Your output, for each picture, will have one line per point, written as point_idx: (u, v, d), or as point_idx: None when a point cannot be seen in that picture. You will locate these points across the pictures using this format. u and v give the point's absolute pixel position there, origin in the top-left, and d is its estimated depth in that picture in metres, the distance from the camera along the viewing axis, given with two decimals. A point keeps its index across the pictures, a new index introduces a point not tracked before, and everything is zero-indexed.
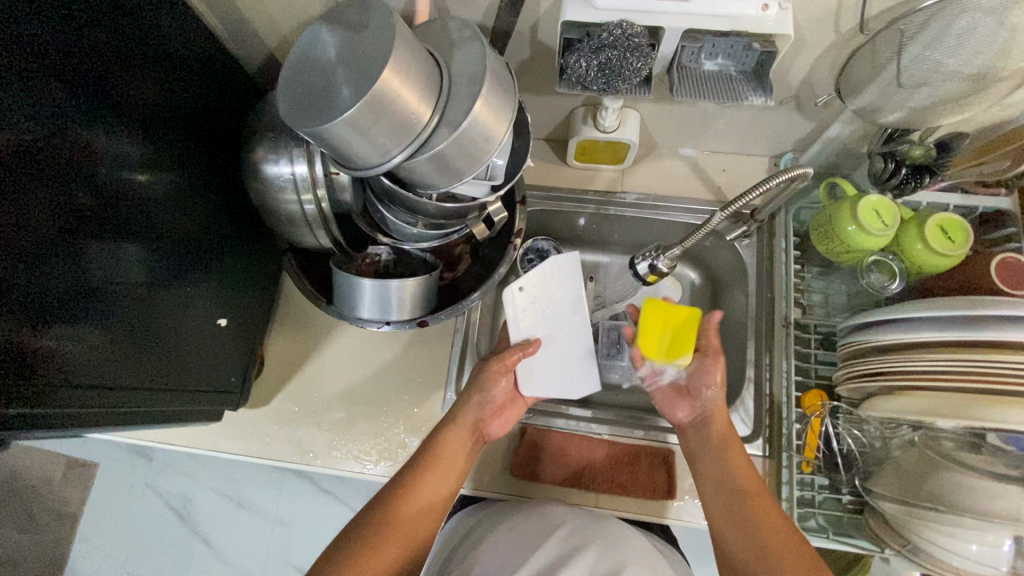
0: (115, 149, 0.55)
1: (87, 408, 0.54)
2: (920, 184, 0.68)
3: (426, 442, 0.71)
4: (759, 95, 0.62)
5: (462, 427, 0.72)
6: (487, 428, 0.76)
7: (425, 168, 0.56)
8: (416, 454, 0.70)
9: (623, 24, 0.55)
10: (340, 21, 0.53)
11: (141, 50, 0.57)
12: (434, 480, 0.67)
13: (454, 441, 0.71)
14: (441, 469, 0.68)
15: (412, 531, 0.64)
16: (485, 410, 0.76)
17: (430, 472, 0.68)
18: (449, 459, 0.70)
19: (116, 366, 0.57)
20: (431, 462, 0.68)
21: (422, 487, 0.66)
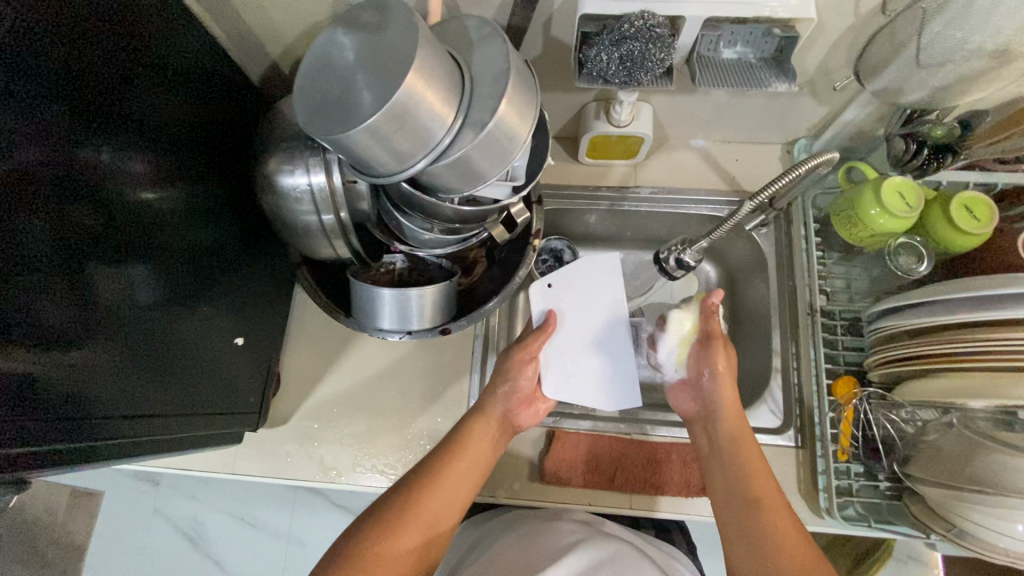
0: (122, 168, 0.53)
1: (100, 439, 0.51)
2: (942, 163, 0.68)
3: (452, 434, 0.69)
4: (781, 81, 0.61)
5: (490, 419, 0.71)
6: (516, 420, 0.75)
7: (449, 172, 0.54)
8: (440, 444, 0.68)
9: (644, 14, 0.54)
10: (356, 25, 0.51)
11: (142, 66, 0.55)
12: (459, 470, 0.65)
13: (480, 433, 0.69)
14: (466, 459, 0.66)
15: (436, 520, 0.61)
16: (511, 402, 0.75)
17: (455, 461, 0.65)
18: (474, 449, 0.67)
19: (130, 392, 0.54)
20: (456, 452, 0.66)
21: (448, 476, 0.64)
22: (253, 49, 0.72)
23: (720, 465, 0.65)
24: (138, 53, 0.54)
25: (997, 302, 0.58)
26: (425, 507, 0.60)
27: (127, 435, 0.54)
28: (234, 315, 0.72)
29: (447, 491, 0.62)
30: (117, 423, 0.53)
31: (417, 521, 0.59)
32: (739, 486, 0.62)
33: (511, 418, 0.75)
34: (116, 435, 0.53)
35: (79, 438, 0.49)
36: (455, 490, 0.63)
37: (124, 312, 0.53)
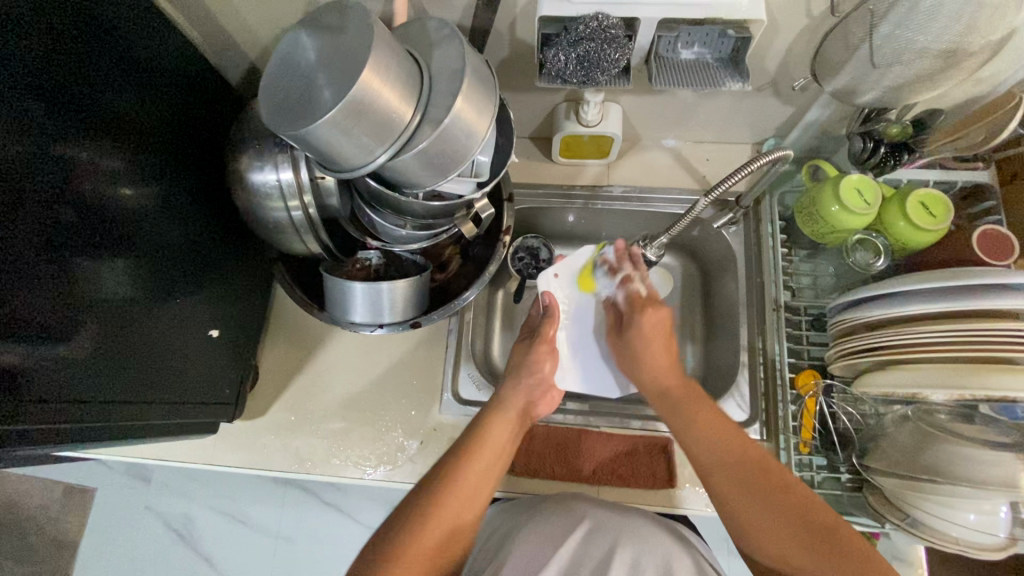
0: (98, 163, 0.55)
1: (74, 425, 0.53)
2: (898, 162, 0.70)
3: (475, 427, 0.68)
4: (737, 81, 0.63)
5: (509, 412, 0.71)
6: (534, 411, 0.76)
7: (410, 167, 0.56)
8: (462, 437, 0.67)
9: (599, 15, 0.56)
10: (317, 26, 0.53)
11: (120, 65, 0.57)
12: (483, 464, 0.64)
13: (501, 428, 0.68)
14: (489, 454, 0.65)
15: (462, 514, 0.59)
16: (531, 396, 0.75)
17: (478, 455, 0.64)
18: (495, 442, 0.67)
19: (104, 380, 0.56)
20: (478, 446, 0.65)
21: (472, 470, 0.63)
22: (230, 50, 0.74)
23: (689, 437, 0.63)
24: (115, 52, 0.56)
25: (945, 294, 0.59)
26: (450, 502, 0.59)
27: (101, 422, 0.56)
28: (210, 307, 0.73)
29: (472, 485, 0.61)
30: (91, 410, 0.55)
31: (443, 518, 0.58)
32: (711, 456, 0.59)
33: (530, 411, 0.75)
34: (89, 422, 0.55)
35: (51, 424, 0.51)
36: (479, 483, 0.62)
37: (102, 304, 0.55)
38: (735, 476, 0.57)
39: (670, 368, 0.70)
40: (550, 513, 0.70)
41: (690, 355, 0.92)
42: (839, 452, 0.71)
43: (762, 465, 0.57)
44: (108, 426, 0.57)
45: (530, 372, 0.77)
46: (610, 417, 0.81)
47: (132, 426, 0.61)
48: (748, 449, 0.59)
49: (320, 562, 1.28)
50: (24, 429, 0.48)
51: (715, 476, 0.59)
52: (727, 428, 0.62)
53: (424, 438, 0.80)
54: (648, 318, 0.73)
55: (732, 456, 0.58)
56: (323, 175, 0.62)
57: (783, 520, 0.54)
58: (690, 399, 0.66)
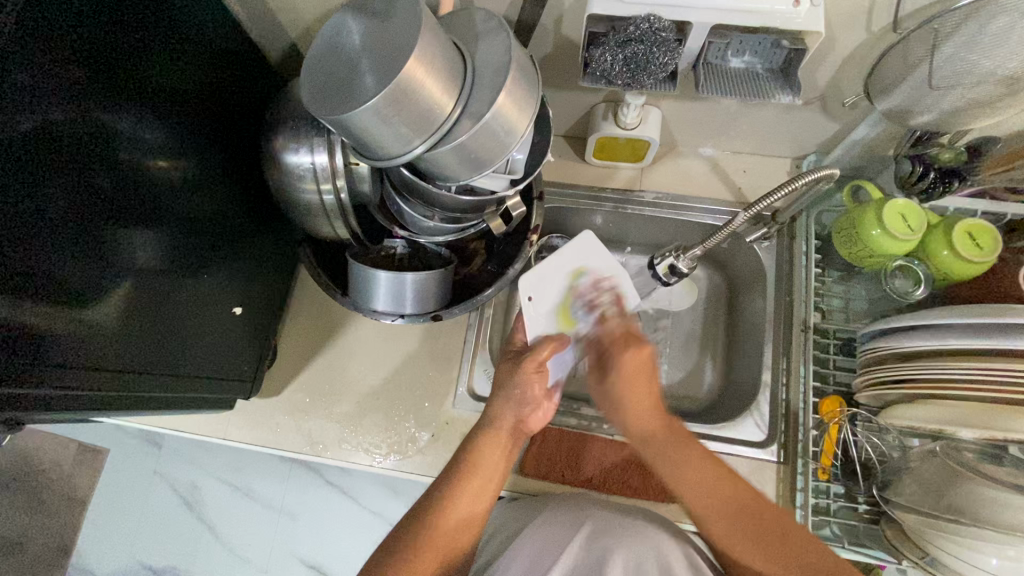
0: (135, 133, 0.55)
1: (95, 392, 0.54)
2: (949, 188, 0.67)
3: (460, 454, 0.67)
4: (785, 95, 0.61)
5: (500, 434, 0.69)
6: (529, 424, 0.73)
7: (446, 159, 0.56)
8: (445, 471, 0.66)
9: (651, 17, 0.55)
10: (364, 9, 0.52)
11: (162, 34, 0.56)
12: (473, 491, 0.64)
13: (490, 448, 0.68)
14: (479, 477, 0.65)
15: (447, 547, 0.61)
16: (522, 409, 0.72)
17: (467, 481, 0.65)
18: (487, 466, 0.66)
19: (125, 352, 0.56)
20: (466, 473, 0.65)
21: (461, 498, 0.63)
22: (272, 28, 0.74)
23: (671, 465, 0.61)
24: (158, 27, 0.56)
25: (982, 329, 0.57)
26: (442, 536, 0.61)
27: (123, 391, 0.57)
28: (235, 286, 0.73)
29: (457, 516, 0.62)
30: (113, 377, 0.55)
31: (433, 552, 0.60)
32: (715, 504, 0.59)
33: (523, 425, 0.73)
34: (109, 390, 0.55)
35: (74, 388, 0.51)
36: (471, 512, 0.63)
37: (130, 275, 0.56)
38: (737, 526, 0.58)
39: (653, 410, 0.65)
40: (552, 513, 0.70)
41: (708, 369, 0.90)
42: (860, 482, 0.69)
43: (757, 509, 0.58)
44: (128, 395, 0.58)
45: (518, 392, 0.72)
46: None
47: (151, 395, 0.62)
48: (733, 492, 0.59)
49: (322, 540, 1.29)
50: (49, 391, 0.49)
51: (689, 496, 0.60)
52: (732, 484, 0.59)
53: (435, 430, 0.80)
54: (633, 358, 0.68)
55: (726, 497, 0.59)
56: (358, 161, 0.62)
57: (747, 531, 0.58)
58: (671, 442, 0.62)
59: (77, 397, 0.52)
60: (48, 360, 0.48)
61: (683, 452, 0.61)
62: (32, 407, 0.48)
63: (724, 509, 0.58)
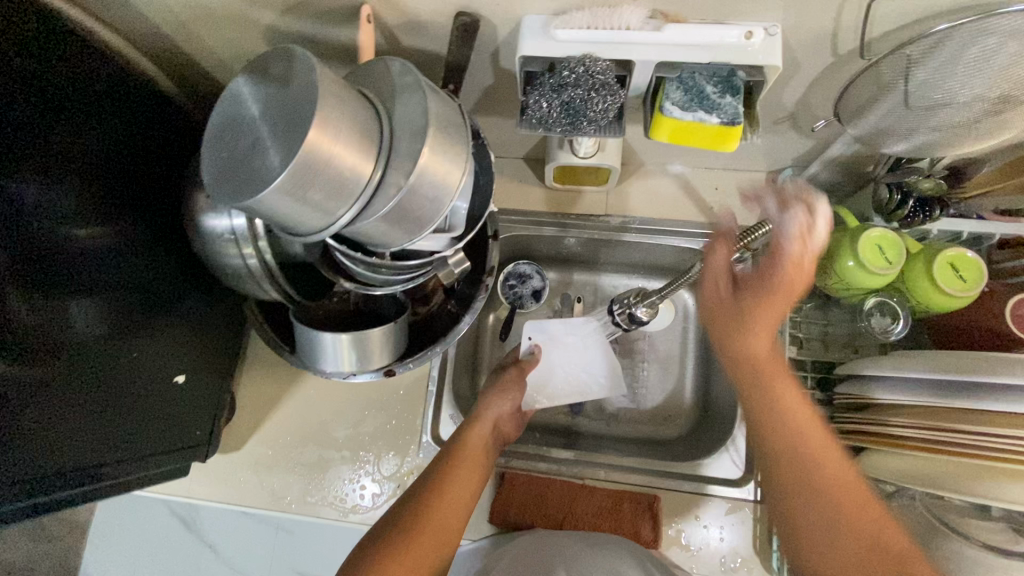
0: (37, 204, 0.51)
1: (17, 481, 0.51)
2: (930, 218, 0.62)
3: (447, 447, 0.67)
4: (729, 99, 0.51)
5: (484, 426, 0.70)
6: (505, 430, 0.75)
7: (375, 228, 0.51)
8: (433, 462, 0.64)
9: (586, 59, 0.49)
10: (260, 71, 0.47)
11: (63, 96, 0.53)
12: (464, 474, 0.63)
13: (476, 441, 0.68)
14: (467, 468, 0.64)
15: (447, 533, 0.57)
16: (506, 411, 0.75)
17: (460, 463, 0.64)
18: (476, 453, 0.67)
19: (49, 434, 0.53)
20: (457, 460, 0.64)
21: (453, 480, 0.62)
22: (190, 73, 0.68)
23: (805, 467, 0.53)
24: (56, 91, 0.52)
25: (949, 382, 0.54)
26: (440, 514, 0.58)
27: (53, 474, 0.54)
28: (179, 350, 0.70)
29: (451, 501, 0.59)
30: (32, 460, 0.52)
31: (428, 540, 0.55)
32: (822, 509, 0.51)
33: (499, 433, 0.73)
34: (33, 479, 0.52)
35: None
36: (466, 493, 0.62)
37: (49, 352, 0.53)
38: (833, 515, 0.51)
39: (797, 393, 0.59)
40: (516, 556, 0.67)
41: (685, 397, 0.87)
42: None
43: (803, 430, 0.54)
44: (61, 475, 0.55)
45: (506, 390, 0.76)
46: (596, 468, 0.77)
47: (93, 471, 0.59)
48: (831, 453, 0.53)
49: None
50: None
51: (814, 472, 0.53)
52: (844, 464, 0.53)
53: (400, 481, 0.78)
54: None
55: (828, 521, 0.51)
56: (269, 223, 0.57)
57: (845, 543, 0.50)
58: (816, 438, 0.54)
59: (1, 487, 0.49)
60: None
61: (826, 451, 0.53)
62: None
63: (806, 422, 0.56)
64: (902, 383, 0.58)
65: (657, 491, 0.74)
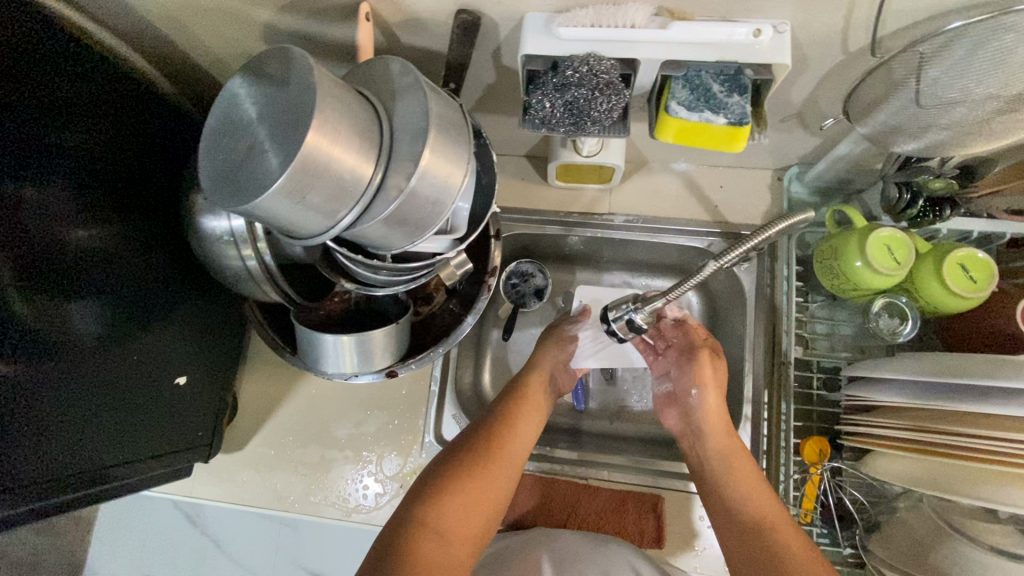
0: (41, 206, 0.51)
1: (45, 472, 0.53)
2: (941, 217, 0.62)
3: (512, 387, 0.74)
4: (737, 99, 0.50)
5: (544, 373, 0.76)
6: (562, 378, 0.80)
7: (375, 232, 0.50)
8: (501, 397, 0.72)
9: (590, 58, 0.48)
10: (256, 72, 0.46)
11: (66, 99, 0.52)
12: (526, 419, 0.70)
13: (538, 384, 0.74)
14: (531, 405, 0.72)
15: (511, 463, 0.65)
16: (562, 360, 0.80)
17: (523, 409, 0.70)
18: (536, 400, 0.73)
19: (61, 434, 0.54)
20: (521, 399, 0.72)
21: (517, 423, 0.68)
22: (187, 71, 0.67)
23: (730, 489, 0.62)
24: (55, 92, 0.51)
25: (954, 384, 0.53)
26: (507, 452, 0.65)
27: (84, 466, 0.57)
28: (181, 352, 0.69)
29: (519, 432, 0.68)
30: (64, 458, 0.55)
31: (503, 458, 0.65)
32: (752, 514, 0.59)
33: (558, 382, 0.79)
34: (65, 470, 0.55)
35: (25, 476, 0.51)
36: (527, 436, 0.69)
37: (63, 355, 0.53)
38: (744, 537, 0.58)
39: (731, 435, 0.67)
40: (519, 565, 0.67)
41: None
42: (842, 529, 0.66)
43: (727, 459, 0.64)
44: (75, 472, 0.56)
45: (564, 343, 0.81)
46: (599, 468, 0.77)
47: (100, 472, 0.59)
48: (745, 462, 0.64)
49: None
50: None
51: (754, 508, 0.60)
52: (761, 486, 0.62)
53: (403, 481, 0.77)
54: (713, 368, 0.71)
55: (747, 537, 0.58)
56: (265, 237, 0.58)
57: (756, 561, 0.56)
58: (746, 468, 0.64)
59: (35, 483, 0.52)
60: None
61: (743, 473, 0.63)
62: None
63: (743, 470, 0.63)
64: (907, 384, 0.58)
65: (660, 491, 0.74)
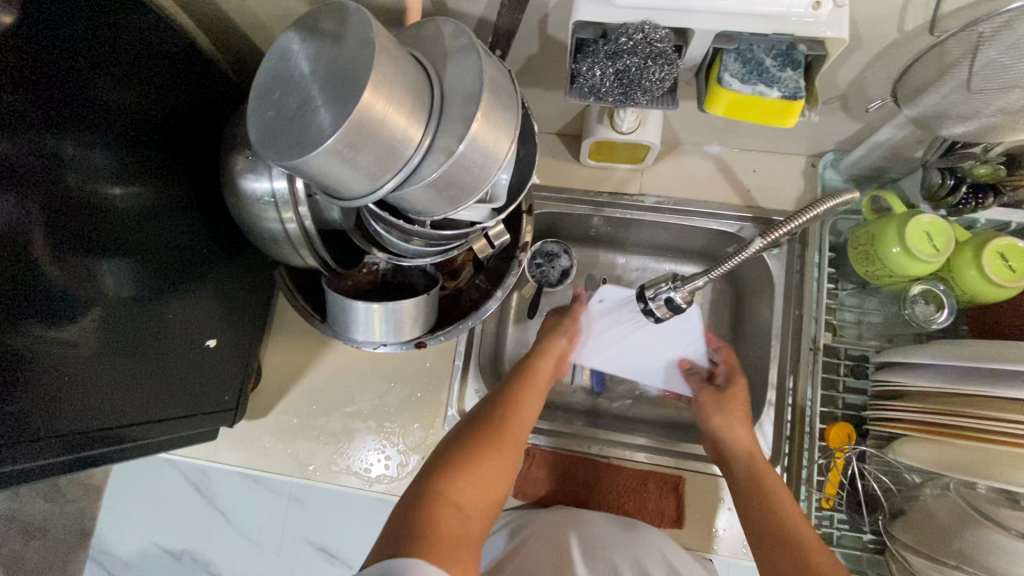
0: (89, 162, 0.50)
1: (88, 429, 0.53)
2: (983, 204, 0.63)
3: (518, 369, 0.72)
4: (791, 73, 0.50)
5: (551, 354, 0.75)
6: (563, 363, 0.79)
7: (418, 197, 0.50)
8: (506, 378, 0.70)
9: (646, 26, 0.48)
10: (312, 28, 0.46)
11: (114, 53, 0.51)
12: (530, 398, 0.68)
13: (545, 365, 0.73)
14: (538, 387, 0.70)
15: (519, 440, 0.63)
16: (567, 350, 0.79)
17: (525, 391, 0.68)
18: (541, 382, 0.71)
19: (102, 393, 0.54)
20: (527, 380, 0.70)
21: (521, 404, 0.66)
22: (228, 32, 0.67)
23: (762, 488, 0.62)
24: (106, 45, 0.50)
25: (989, 373, 0.54)
26: (511, 433, 0.62)
27: (123, 423, 0.57)
28: (210, 316, 0.69)
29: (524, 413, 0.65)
30: (94, 412, 0.53)
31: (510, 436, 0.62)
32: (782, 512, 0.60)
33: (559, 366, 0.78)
34: (108, 425, 0.55)
35: (56, 430, 0.50)
36: (533, 413, 0.67)
37: (100, 310, 0.53)
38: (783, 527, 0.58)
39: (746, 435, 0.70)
40: (546, 532, 0.68)
41: None
42: (865, 515, 0.66)
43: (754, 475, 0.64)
44: (113, 430, 0.56)
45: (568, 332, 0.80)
46: (621, 448, 0.77)
47: (133, 433, 0.59)
48: (766, 475, 0.64)
49: None
50: (23, 439, 0.47)
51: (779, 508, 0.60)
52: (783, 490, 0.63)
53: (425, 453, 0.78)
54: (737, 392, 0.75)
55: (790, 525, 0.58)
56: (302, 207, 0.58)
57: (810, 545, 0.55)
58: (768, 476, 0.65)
59: (65, 438, 0.51)
60: (17, 408, 0.46)
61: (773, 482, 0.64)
62: (8, 459, 0.46)
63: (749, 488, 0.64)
64: (941, 371, 0.58)
65: (681, 472, 0.74)
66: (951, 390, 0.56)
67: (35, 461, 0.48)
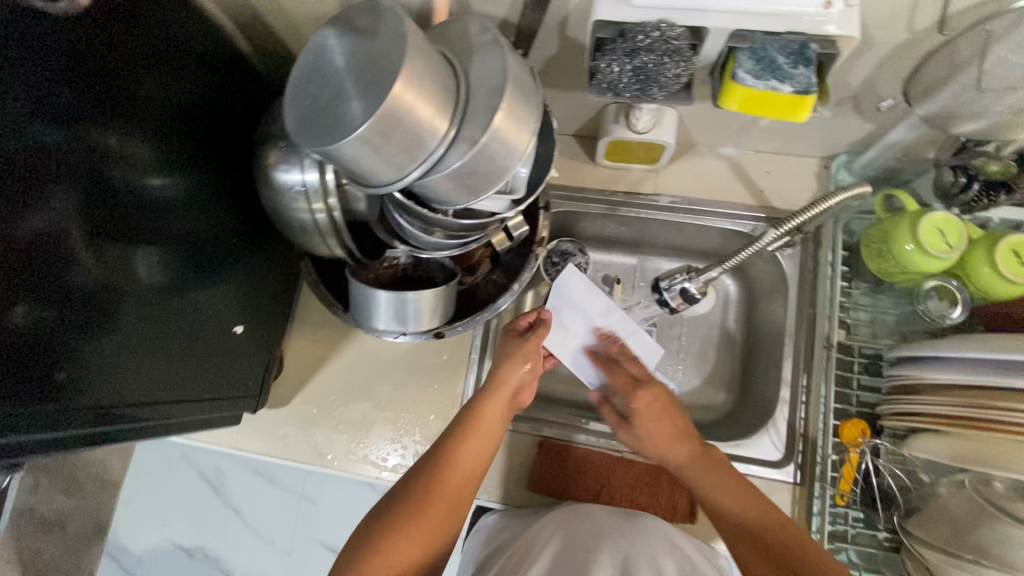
0: (129, 153, 0.53)
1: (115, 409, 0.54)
2: (994, 202, 0.63)
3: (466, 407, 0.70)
4: (802, 70, 0.51)
5: (500, 393, 0.71)
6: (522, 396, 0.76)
7: (442, 186, 0.52)
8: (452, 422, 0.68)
9: (662, 25, 0.50)
10: (347, 25, 0.49)
11: (157, 51, 0.54)
12: (470, 452, 0.65)
13: (492, 407, 0.70)
14: (482, 430, 0.67)
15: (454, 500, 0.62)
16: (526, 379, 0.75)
17: (467, 443, 0.65)
18: (484, 427, 0.68)
19: (134, 373, 0.56)
20: (471, 426, 0.67)
21: (449, 482, 0.62)
22: (263, 34, 0.71)
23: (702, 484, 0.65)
24: (152, 43, 0.53)
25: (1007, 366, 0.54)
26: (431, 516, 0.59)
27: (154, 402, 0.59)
28: (235, 304, 0.72)
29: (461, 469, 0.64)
30: (125, 391, 0.55)
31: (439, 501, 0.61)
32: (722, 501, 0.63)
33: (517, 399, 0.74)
34: (141, 401, 0.57)
35: (92, 404, 0.51)
36: (472, 464, 0.65)
37: (131, 295, 0.54)
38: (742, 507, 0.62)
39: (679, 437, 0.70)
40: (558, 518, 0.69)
41: (725, 380, 0.86)
42: (879, 511, 0.66)
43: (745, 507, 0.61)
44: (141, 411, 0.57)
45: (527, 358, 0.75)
46: None
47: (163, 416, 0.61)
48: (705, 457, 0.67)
49: None
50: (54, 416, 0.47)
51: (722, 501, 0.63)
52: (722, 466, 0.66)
53: None
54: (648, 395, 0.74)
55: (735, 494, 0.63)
56: (331, 196, 0.61)
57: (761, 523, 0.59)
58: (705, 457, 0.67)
59: (98, 412, 0.52)
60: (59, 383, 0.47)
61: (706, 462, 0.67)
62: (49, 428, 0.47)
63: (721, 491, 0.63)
64: (957, 365, 0.58)
65: None
66: (968, 384, 0.56)
67: (69, 434, 0.49)
